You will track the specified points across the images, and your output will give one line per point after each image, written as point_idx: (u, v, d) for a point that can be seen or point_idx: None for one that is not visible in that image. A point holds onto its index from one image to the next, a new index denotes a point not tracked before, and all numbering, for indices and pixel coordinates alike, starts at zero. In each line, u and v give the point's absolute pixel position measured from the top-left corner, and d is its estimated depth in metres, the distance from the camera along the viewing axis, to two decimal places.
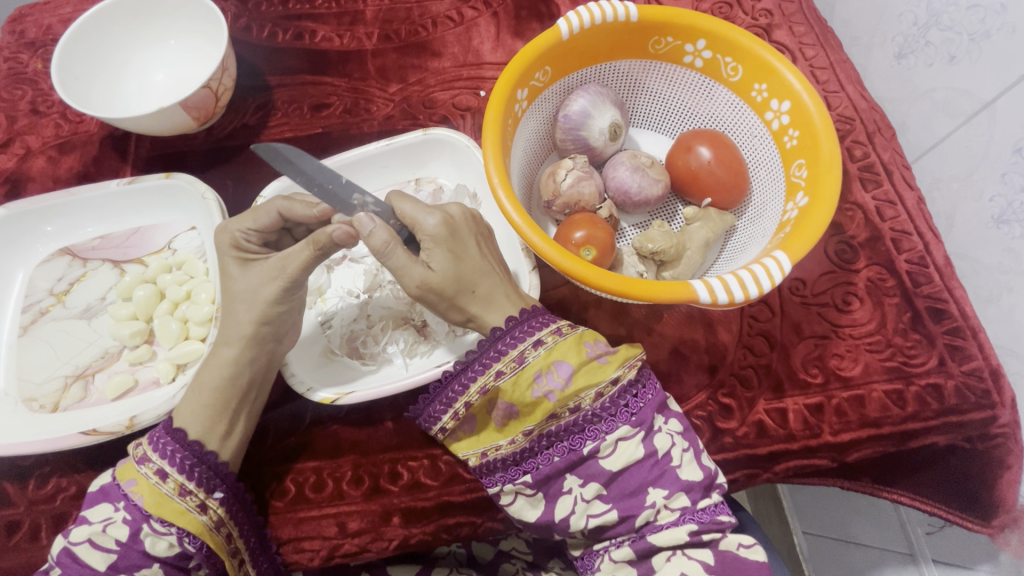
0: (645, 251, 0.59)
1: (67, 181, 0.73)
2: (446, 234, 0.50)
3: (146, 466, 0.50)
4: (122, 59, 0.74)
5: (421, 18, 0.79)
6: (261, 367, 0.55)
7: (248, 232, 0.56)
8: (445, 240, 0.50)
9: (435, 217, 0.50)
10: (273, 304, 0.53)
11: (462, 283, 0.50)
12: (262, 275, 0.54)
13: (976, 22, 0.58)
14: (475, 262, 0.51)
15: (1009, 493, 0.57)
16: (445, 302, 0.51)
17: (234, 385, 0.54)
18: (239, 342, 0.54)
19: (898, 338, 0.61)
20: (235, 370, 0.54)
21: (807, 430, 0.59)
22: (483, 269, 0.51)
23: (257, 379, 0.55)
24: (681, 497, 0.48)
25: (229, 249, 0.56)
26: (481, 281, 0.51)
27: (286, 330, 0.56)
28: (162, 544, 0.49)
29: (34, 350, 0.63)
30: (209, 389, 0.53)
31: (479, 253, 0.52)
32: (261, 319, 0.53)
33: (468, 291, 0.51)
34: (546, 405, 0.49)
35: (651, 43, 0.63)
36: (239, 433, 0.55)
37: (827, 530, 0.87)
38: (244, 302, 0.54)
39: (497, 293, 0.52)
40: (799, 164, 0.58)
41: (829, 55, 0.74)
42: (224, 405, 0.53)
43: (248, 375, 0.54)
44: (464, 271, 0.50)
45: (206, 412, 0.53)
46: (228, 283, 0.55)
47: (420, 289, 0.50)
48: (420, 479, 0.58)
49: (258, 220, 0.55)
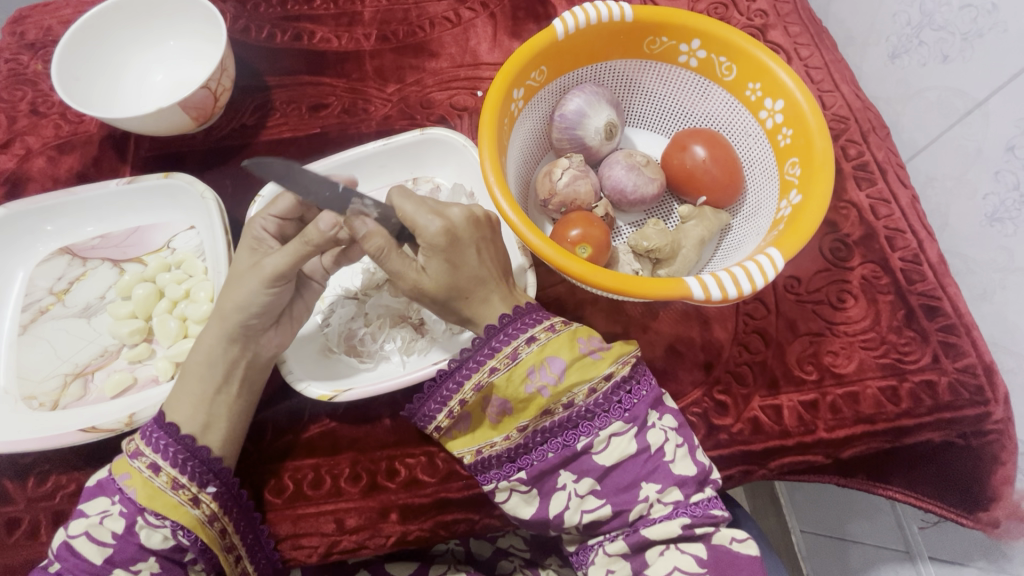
0: (641, 249, 0.59)
1: (67, 180, 0.74)
2: (445, 243, 0.49)
3: (139, 460, 0.51)
4: (122, 60, 0.75)
5: (419, 18, 0.80)
6: (241, 360, 0.55)
7: (268, 219, 0.56)
8: (442, 249, 0.49)
9: (434, 224, 0.49)
10: (251, 293, 0.53)
11: (457, 291, 0.51)
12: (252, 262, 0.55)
13: (969, 21, 0.58)
14: (472, 271, 0.51)
15: (1002, 488, 0.58)
16: (438, 304, 0.53)
17: (211, 374, 0.54)
18: (217, 327, 0.54)
19: (892, 335, 0.62)
20: (212, 359, 0.54)
21: (802, 426, 0.59)
22: (479, 277, 0.51)
23: (237, 372, 0.55)
24: (674, 491, 0.49)
25: (247, 237, 0.56)
26: (476, 290, 0.51)
27: (263, 325, 0.56)
28: (156, 537, 0.49)
29: (33, 348, 0.63)
30: (192, 375, 0.54)
31: (479, 261, 0.51)
32: (237, 306, 0.54)
33: (462, 298, 0.51)
34: (540, 401, 0.50)
35: (646, 42, 0.63)
36: (221, 424, 0.54)
37: (826, 530, 0.87)
38: (231, 286, 0.55)
39: (493, 299, 0.52)
40: (793, 163, 0.58)
41: (824, 55, 0.74)
42: (202, 393, 0.54)
43: (224, 367, 0.54)
44: (460, 280, 0.51)
45: (189, 401, 0.53)
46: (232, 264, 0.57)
47: (415, 292, 0.52)
48: (417, 476, 0.58)
49: (280, 206, 0.56)
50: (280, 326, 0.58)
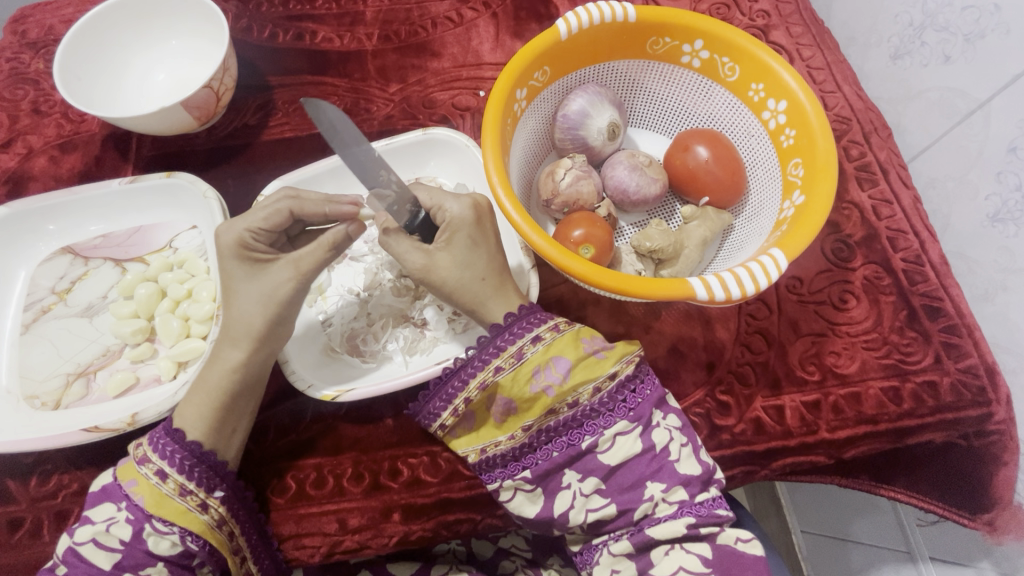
0: (644, 249, 0.59)
1: (68, 180, 0.73)
2: (470, 219, 0.52)
3: (146, 466, 0.50)
4: (123, 60, 0.75)
5: (421, 18, 0.80)
6: (268, 365, 0.56)
7: (255, 232, 0.55)
8: (468, 224, 0.52)
9: (462, 202, 0.52)
10: (288, 303, 0.54)
11: (472, 270, 0.52)
12: (279, 275, 0.54)
13: (971, 22, 0.58)
14: (489, 252, 0.53)
15: (1004, 488, 0.58)
16: (446, 289, 0.52)
17: (246, 386, 0.54)
18: (249, 343, 0.54)
19: (894, 335, 0.62)
20: (248, 371, 0.54)
21: (804, 427, 0.59)
22: (496, 260, 0.53)
23: (265, 377, 0.56)
24: (680, 490, 0.49)
25: (235, 250, 0.54)
26: (491, 272, 0.52)
27: (291, 329, 0.57)
28: (164, 543, 0.49)
29: (35, 348, 0.63)
30: (219, 392, 0.53)
31: (495, 244, 0.54)
32: (275, 319, 0.54)
33: (478, 279, 0.52)
34: (545, 401, 0.49)
35: (648, 43, 0.63)
36: (244, 429, 0.56)
37: (827, 529, 0.87)
38: (258, 301, 0.54)
39: (505, 285, 0.53)
40: (796, 163, 0.58)
41: (826, 55, 0.74)
42: (236, 406, 0.54)
43: (259, 373, 0.55)
44: (479, 258, 0.52)
45: (218, 415, 0.53)
46: (238, 281, 0.54)
47: (422, 272, 0.52)
48: (420, 476, 0.58)
49: (269, 219, 0.55)
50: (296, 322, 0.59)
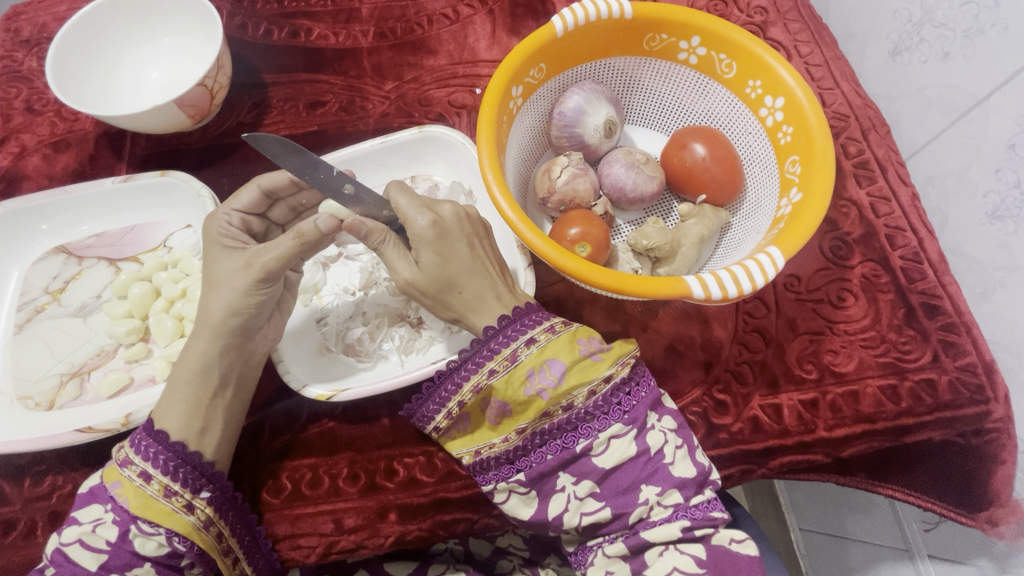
0: (641, 247, 0.59)
1: (62, 179, 0.73)
2: (434, 235, 0.50)
3: (129, 469, 0.50)
4: (117, 58, 0.74)
5: (417, 16, 0.79)
6: (236, 362, 0.55)
7: (231, 214, 0.57)
8: (431, 241, 0.50)
9: (426, 218, 0.50)
10: (244, 295, 0.52)
11: (447, 284, 0.51)
12: (238, 263, 0.53)
13: (969, 18, 0.58)
14: (462, 264, 0.51)
15: (1003, 487, 0.57)
16: (431, 301, 0.52)
17: (207, 378, 0.53)
18: (208, 335, 0.53)
19: (892, 334, 0.62)
20: (206, 364, 0.53)
21: (801, 426, 0.59)
22: (472, 270, 0.51)
23: (232, 374, 0.55)
24: (674, 493, 0.49)
25: (213, 236, 0.56)
26: (468, 282, 0.51)
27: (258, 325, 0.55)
28: (151, 544, 0.49)
29: (28, 349, 0.63)
30: (183, 383, 0.53)
31: (469, 253, 0.51)
32: (230, 310, 0.52)
33: (453, 294, 0.51)
34: (539, 404, 0.49)
35: (645, 40, 0.63)
36: (217, 429, 0.54)
37: (824, 527, 0.88)
38: (218, 289, 0.53)
39: (485, 294, 0.51)
40: (793, 160, 0.58)
41: (824, 52, 0.74)
42: (198, 399, 0.53)
43: (220, 369, 0.54)
44: (450, 272, 0.50)
45: (183, 408, 0.52)
46: (208, 270, 0.55)
47: (407, 285, 0.51)
48: (416, 476, 0.58)
49: (241, 199, 0.57)
50: (273, 321, 0.58)
